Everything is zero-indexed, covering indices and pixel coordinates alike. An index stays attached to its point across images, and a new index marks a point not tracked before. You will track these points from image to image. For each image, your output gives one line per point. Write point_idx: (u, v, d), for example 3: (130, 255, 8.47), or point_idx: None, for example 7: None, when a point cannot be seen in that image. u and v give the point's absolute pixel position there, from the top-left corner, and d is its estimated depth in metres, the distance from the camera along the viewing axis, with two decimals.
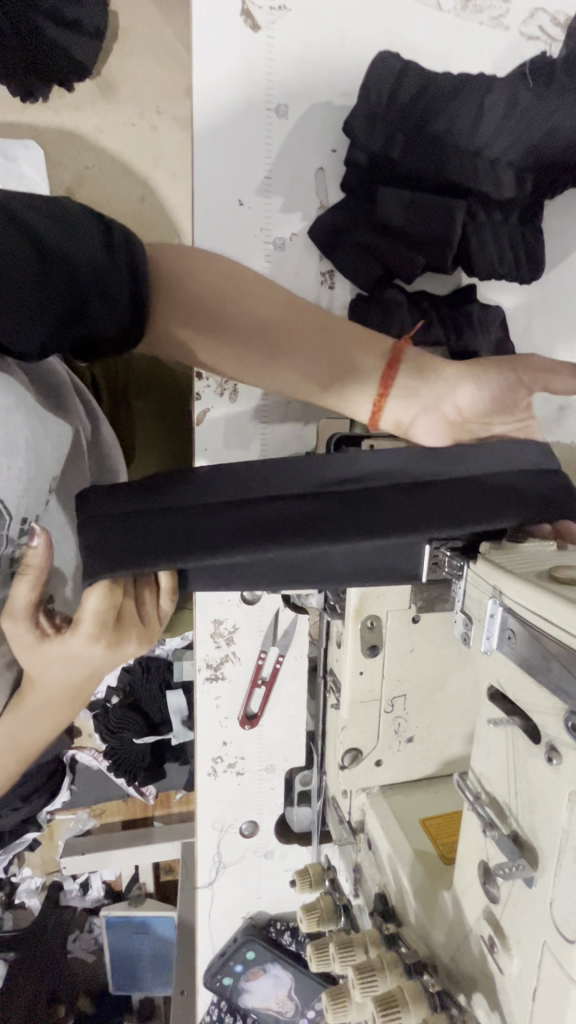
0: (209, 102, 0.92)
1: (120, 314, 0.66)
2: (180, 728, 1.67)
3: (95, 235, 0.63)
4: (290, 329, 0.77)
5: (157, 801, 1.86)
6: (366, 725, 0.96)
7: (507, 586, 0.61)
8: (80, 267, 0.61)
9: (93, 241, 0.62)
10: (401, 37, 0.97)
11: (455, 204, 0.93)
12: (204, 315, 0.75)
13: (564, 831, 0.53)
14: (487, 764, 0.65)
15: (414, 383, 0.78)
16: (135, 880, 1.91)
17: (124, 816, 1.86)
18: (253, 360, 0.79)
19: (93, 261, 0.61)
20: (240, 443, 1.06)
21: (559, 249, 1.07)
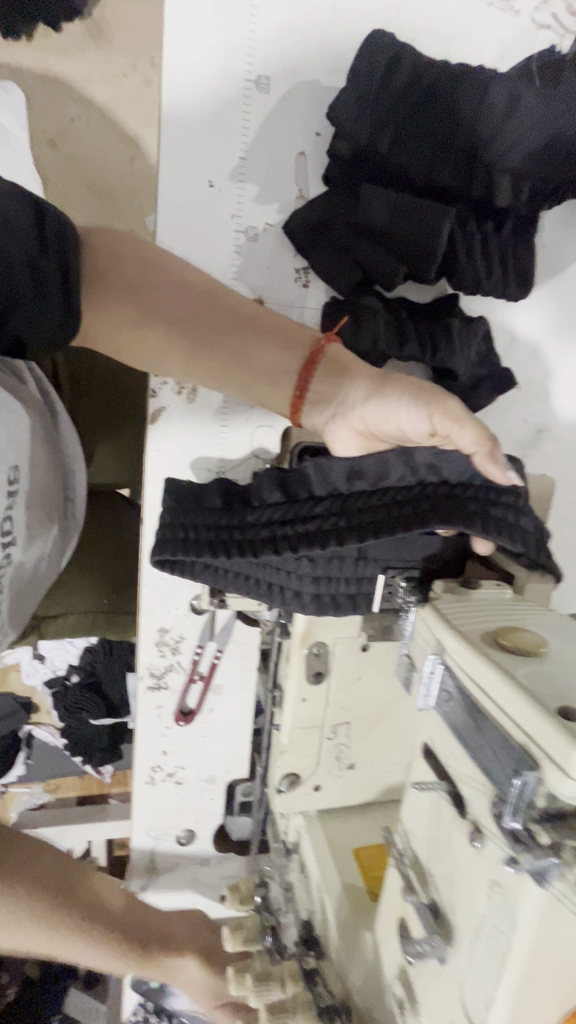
0: (181, 68, 0.83)
1: (56, 315, 0.66)
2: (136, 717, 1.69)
3: (27, 221, 0.62)
4: (229, 317, 0.77)
5: (114, 778, 1.72)
6: (306, 750, 0.93)
7: (450, 645, 0.57)
8: (12, 260, 0.60)
9: (26, 229, 0.62)
10: (404, 9, 0.85)
11: (444, 209, 0.84)
12: (128, 306, 0.75)
13: (480, 917, 0.49)
14: (415, 823, 0.62)
15: (325, 390, 0.74)
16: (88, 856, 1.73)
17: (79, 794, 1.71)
18: (180, 356, 0.78)
19: (27, 250, 0.62)
20: (197, 448, 1.00)
21: (553, 263, 1.02)
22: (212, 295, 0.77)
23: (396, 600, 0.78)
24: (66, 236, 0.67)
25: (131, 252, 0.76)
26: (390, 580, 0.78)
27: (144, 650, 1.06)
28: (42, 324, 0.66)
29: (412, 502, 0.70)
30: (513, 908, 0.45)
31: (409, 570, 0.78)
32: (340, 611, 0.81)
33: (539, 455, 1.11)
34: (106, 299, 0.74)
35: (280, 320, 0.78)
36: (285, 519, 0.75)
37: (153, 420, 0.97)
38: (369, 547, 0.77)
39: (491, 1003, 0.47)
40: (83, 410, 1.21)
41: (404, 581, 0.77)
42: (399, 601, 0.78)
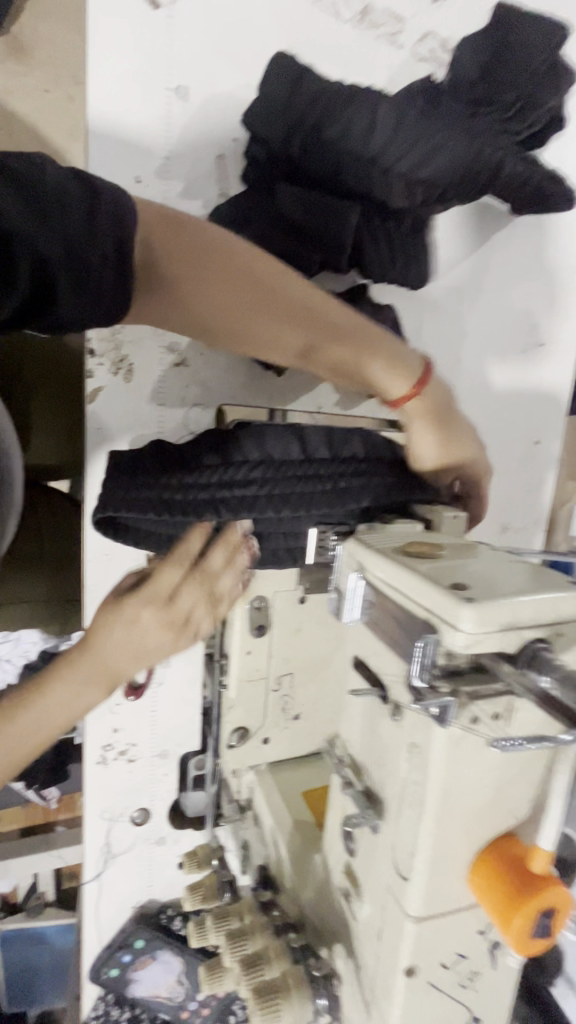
0: (105, 75, 0.91)
1: (103, 301, 0.60)
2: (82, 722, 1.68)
3: (78, 201, 0.56)
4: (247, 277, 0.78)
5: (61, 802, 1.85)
6: (253, 703, 0.99)
7: (369, 562, 0.66)
8: (51, 246, 0.55)
9: (74, 206, 0.56)
10: (303, 38, 0.98)
11: (349, 207, 0.96)
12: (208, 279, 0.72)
13: (403, 782, 0.58)
14: (351, 730, 0.69)
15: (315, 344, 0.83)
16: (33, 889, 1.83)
17: (22, 824, 1.82)
18: (218, 327, 0.77)
19: (69, 226, 0.56)
20: (137, 427, 1.05)
21: (447, 258, 1.18)
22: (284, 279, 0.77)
23: (327, 554, 0.84)
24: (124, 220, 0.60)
25: (174, 228, 0.70)
26: (322, 534, 0.82)
27: None
28: (81, 312, 0.59)
29: (333, 454, 0.81)
30: (426, 760, 0.54)
31: (339, 525, 0.82)
32: (276, 563, 0.88)
33: None
34: (206, 281, 0.72)
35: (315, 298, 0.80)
36: (222, 482, 0.79)
37: (91, 400, 1.01)
38: (311, 502, 0.78)
39: (416, 848, 0.56)
40: (13, 399, 1.23)
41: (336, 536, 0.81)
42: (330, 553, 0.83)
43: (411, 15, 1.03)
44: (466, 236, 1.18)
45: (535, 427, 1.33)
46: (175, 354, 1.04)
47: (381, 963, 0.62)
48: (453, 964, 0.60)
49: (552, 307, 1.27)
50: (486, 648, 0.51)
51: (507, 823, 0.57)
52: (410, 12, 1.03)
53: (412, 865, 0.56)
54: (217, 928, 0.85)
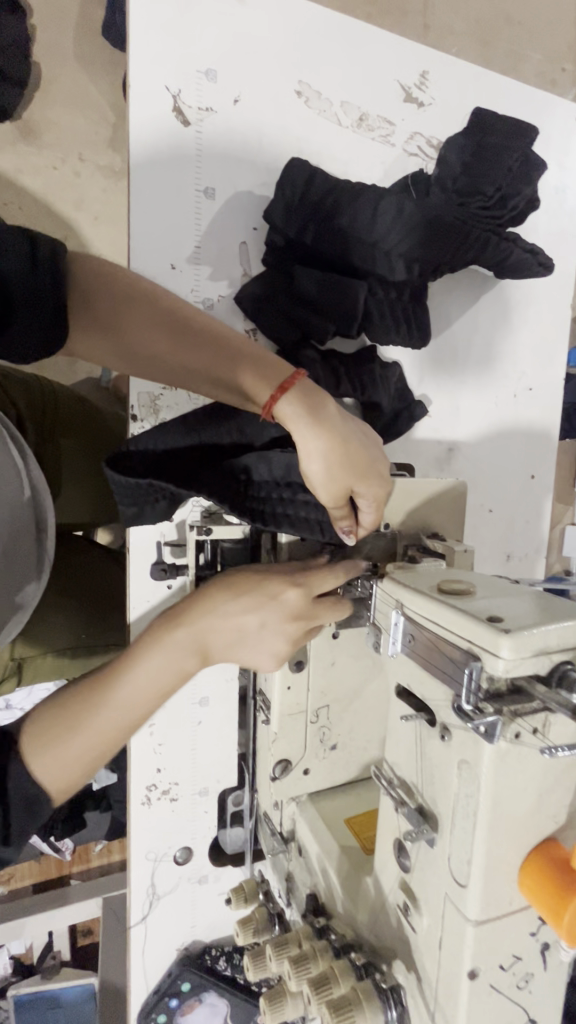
0: (143, 178, 1.04)
1: (44, 315, 0.73)
2: (102, 769, 1.70)
3: (20, 243, 0.70)
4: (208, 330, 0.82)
5: (75, 857, 1.89)
6: (294, 735, 1.05)
7: (408, 599, 0.75)
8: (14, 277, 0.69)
9: (19, 244, 0.70)
10: (311, 143, 1.14)
11: (358, 284, 1.10)
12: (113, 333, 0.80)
13: (455, 795, 0.65)
14: (398, 752, 0.76)
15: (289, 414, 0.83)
16: (48, 950, 1.84)
17: (35, 878, 1.84)
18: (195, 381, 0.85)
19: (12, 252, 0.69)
20: None
21: (443, 319, 1.32)
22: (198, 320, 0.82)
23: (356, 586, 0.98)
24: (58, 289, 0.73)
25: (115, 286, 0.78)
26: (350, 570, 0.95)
27: None
28: (24, 325, 0.72)
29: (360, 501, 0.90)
30: (476, 773, 0.62)
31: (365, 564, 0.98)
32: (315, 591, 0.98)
33: (452, 467, 1.37)
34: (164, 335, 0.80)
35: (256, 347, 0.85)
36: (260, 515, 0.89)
37: None
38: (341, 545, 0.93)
39: (471, 856, 0.63)
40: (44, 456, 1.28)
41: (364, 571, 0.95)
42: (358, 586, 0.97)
43: (400, 119, 1.20)
44: (458, 297, 1.32)
45: (530, 462, 1.45)
46: None
47: (444, 970, 0.68)
48: (510, 966, 0.67)
49: (538, 355, 1.41)
50: (523, 672, 0.59)
51: (549, 829, 0.65)
52: (399, 116, 1.20)
53: (469, 872, 0.63)
54: (278, 955, 0.90)
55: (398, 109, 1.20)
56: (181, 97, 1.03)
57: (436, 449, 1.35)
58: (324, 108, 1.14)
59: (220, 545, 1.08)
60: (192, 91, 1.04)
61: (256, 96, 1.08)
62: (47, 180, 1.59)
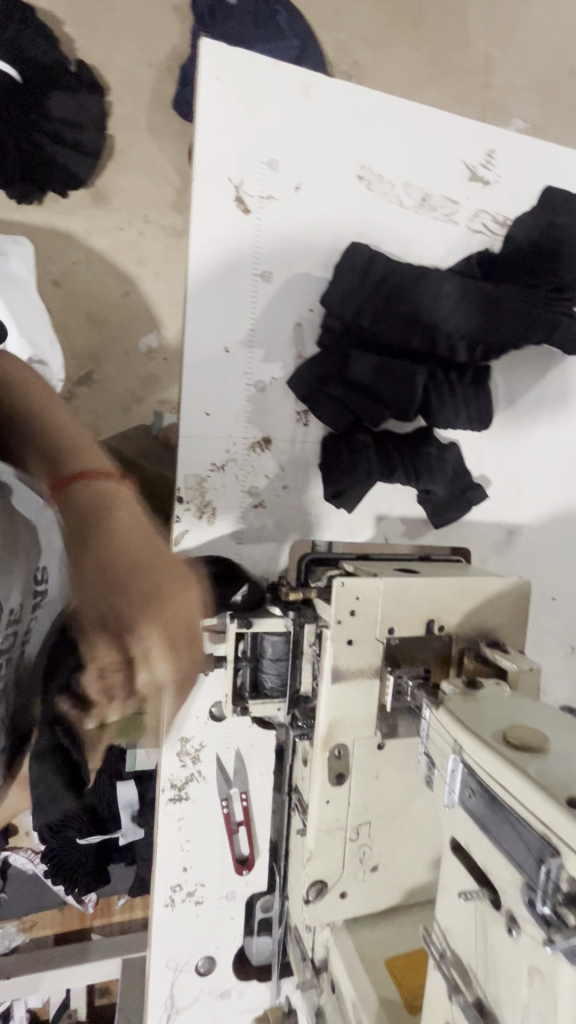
0: (200, 263, 1.04)
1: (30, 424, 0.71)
2: (129, 824, 1.64)
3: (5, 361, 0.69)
4: None
5: (97, 909, 1.74)
6: (332, 855, 0.96)
7: (468, 745, 0.66)
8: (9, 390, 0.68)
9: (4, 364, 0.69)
10: (371, 225, 1.11)
11: (417, 369, 1.07)
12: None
13: (525, 1007, 0.55)
14: (453, 922, 0.66)
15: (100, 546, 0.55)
16: (64, 1006, 1.72)
17: (57, 930, 1.71)
18: None
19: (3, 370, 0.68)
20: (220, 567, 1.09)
21: (505, 396, 1.25)
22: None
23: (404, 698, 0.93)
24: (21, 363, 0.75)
25: None
26: (398, 681, 0.93)
27: (166, 760, 1.09)
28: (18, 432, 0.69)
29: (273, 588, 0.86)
30: (553, 993, 0.52)
31: (416, 673, 0.93)
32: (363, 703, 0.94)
33: (512, 552, 1.27)
34: None
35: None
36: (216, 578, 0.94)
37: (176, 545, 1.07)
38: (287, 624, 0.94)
39: None
40: None
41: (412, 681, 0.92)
42: (407, 698, 0.93)
43: (464, 197, 1.16)
44: (522, 374, 1.25)
45: None
46: (254, 497, 1.11)
47: None
48: None
49: None
50: None
51: None
52: (464, 194, 1.16)
53: None
54: None
55: (463, 187, 1.16)
56: (243, 187, 1.04)
57: (495, 532, 1.26)
58: (386, 190, 1.12)
59: (260, 637, 1.02)
60: (254, 181, 1.04)
61: (318, 182, 1.08)
62: (114, 241, 1.52)
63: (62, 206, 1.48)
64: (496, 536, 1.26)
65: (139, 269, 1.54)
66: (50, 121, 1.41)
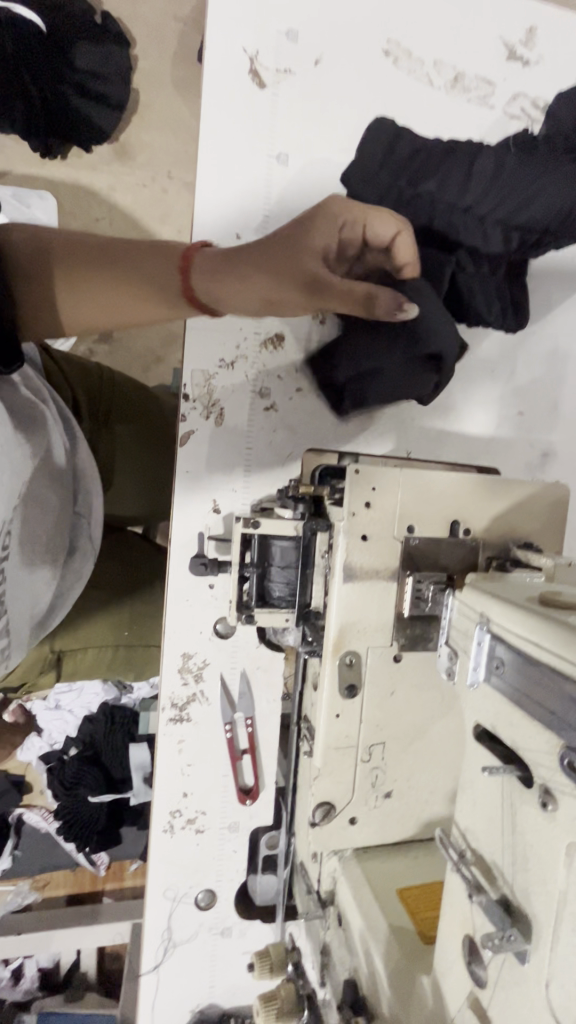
0: (212, 138, 0.97)
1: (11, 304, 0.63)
2: (141, 786, 1.51)
3: None
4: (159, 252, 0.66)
5: (109, 871, 1.69)
6: (341, 775, 0.88)
7: (495, 613, 0.57)
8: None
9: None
10: (398, 108, 1.03)
11: (445, 258, 0.97)
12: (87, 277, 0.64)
13: (561, 893, 0.46)
14: (474, 816, 0.58)
15: None
16: (76, 966, 1.65)
17: (69, 889, 1.67)
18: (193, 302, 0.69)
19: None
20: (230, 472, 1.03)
21: (542, 301, 1.14)
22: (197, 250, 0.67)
23: (424, 603, 0.85)
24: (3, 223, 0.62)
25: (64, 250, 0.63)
26: (417, 584, 0.84)
27: (166, 679, 1.03)
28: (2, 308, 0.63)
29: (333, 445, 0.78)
30: None
31: (437, 576, 0.84)
32: (378, 607, 0.85)
33: (547, 476, 1.16)
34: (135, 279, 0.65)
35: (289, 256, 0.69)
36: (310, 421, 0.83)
37: (182, 446, 1.01)
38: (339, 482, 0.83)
39: None
40: (102, 441, 1.22)
41: (433, 585, 0.84)
42: (427, 604, 0.85)
43: (501, 78, 1.06)
44: (563, 279, 1.14)
45: None
46: (265, 400, 1.04)
47: None
48: None
49: None
50: None
51: None
52: (501, 75, 1.06)
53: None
54: None
55: (500, 67, 1.06)
56: (259, 58, 0.96)
57: (529, 452, 1.15)
58: (414, 68, 1.03)
59: (268, 541, 0.94)
60: (270, 51, 0.96)
61: (340, 57, 1.00)
62: (138, 196, 1.59)
63: (85, 161, 1.56)
64: (529, 457, 1.16)
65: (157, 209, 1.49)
66: (75, 71, 1.43)
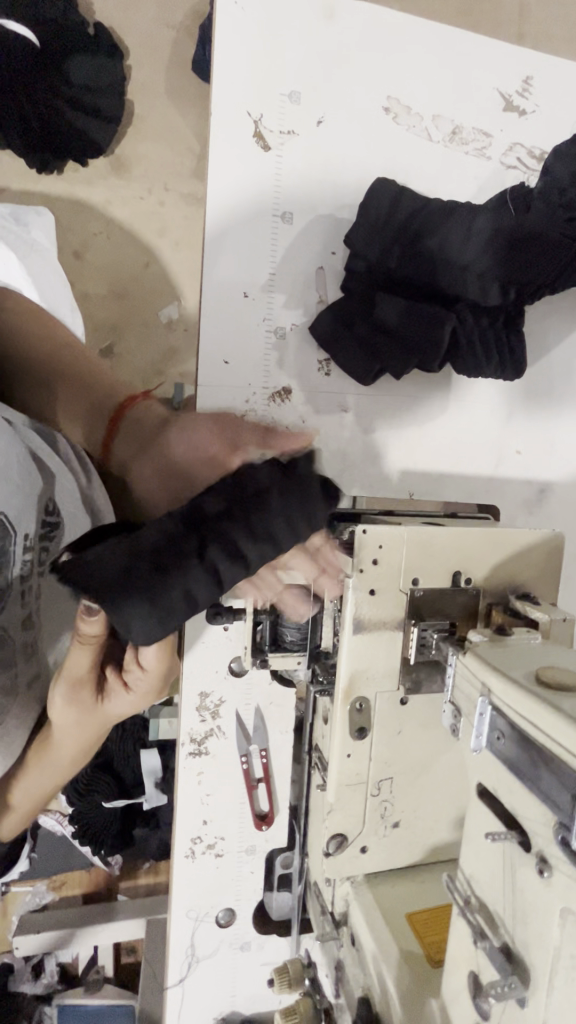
0: (220, 198, 1.00)
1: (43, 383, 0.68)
2: (153, 793, 1.61)
3: None
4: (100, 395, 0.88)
5: (123, 869, 1.73)
6: (352, 810, 0.94)
7: (496, 687, 0.63)
8: None
9: None
10: (398, 162, 1.06)
11: (445, 314, 1.01)
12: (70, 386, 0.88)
13: (556, 948, 0.52)
14: (478, 867, 0.64)
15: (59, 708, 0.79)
16: (92, 963, 1.70)
17: (85, 887, 1.71)
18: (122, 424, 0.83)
19: None
20: None
21: (538, 345, 1.18)
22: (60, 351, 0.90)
23: (429, 649, 0.90)
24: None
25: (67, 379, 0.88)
26: (422, 633, 0.89)
27: (184, 715, 1.09)
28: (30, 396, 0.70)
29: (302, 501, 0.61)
30: None
31: (441, 624, 0.89)
32: (385, 653, 0.91)
33: (544, 512, 1.21)
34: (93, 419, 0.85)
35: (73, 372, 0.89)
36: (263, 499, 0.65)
37: None
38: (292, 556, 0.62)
39: None
40: None
41: (436, 633, 0.89)
42: (432, 650, 0.89)
43: (498, 131, 1.09)
44: (557, 323, 1.18)
45: None
46: None
47: None
48: None
49: None
50: None
51: None
52: (498, 127, 1.09)
53: None
54: None
55: (497, 120, 1.09)
56: (263, 122, 0.99)
57: (526, 490, 1.20)
58: (413, 123, 1.06)
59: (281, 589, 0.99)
60: (274, 114, 0.99)
61: (342, 116, 1.02)
62: (135, 212, 1.46)
63: (82, 174, 1.43)
64: (526, 494, 1.20)
65: (159, 239, 1.47)
66: (70, 85, 1.36)
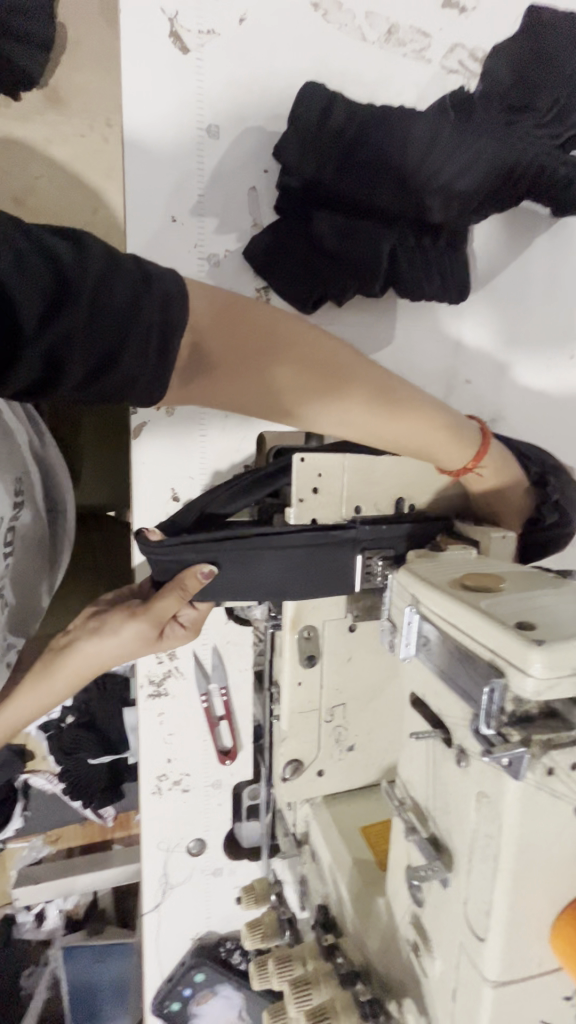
0: (137, 109, 0.93)
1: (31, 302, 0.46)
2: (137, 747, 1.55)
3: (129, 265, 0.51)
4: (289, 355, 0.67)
5: (117, 823, 1.72)
6: (306, 735, 0.96)
7: (423, 596, 0.63)
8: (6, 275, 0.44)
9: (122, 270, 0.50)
10: (330, 67, 0.99)
11: (383, 235, 0.98)
12: (299, 366, 0.67)
13: (473, 832, 0.54)
14: (411, 771, 0.66)
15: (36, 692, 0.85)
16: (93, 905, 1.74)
17: (81, 841, 1.71)
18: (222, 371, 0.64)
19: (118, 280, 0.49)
20: (187, 457, 1.07)
21: (486, 267, 1.14)
22: (197, 311, 0.60)
23: (375, 580, 0.82)
24: (172, 309, 0.53)
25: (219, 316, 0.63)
26: (367, 561, 0.81)
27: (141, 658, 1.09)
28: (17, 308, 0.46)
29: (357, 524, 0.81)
30: (498, 812, 0.51)
31: (386, 551, 0.80)
32: None
33: None
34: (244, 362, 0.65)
35: (245, 339, 0.64)
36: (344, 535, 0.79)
37: (135, 437, 1.04)
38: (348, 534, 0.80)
39: (490, 907, 0.52)
40: None
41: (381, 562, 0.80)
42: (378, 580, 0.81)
43: (438, 29, 1.02)
44: (505, 243, 1.15)
45: None
46: None
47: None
48: None
49: None
50: (557, 694, 0.47)
51: None
52: (437, 26, 1.02)
53: (488, 926, 0.52)
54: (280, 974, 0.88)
55: (435, 16, 1.02)
56: (179, 20, 0.91)
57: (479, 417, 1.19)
58: (345, 21, 0.98)
59: None
60: (190, 11, 0.91)
61: (266, 14, 0.94)
62: (78, 152, 1.22)
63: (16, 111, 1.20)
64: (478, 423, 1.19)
65: None
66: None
